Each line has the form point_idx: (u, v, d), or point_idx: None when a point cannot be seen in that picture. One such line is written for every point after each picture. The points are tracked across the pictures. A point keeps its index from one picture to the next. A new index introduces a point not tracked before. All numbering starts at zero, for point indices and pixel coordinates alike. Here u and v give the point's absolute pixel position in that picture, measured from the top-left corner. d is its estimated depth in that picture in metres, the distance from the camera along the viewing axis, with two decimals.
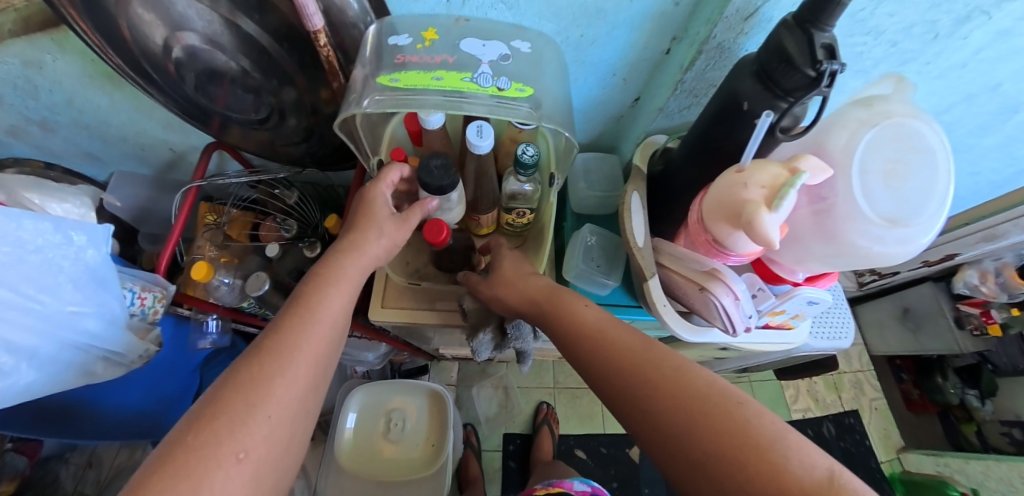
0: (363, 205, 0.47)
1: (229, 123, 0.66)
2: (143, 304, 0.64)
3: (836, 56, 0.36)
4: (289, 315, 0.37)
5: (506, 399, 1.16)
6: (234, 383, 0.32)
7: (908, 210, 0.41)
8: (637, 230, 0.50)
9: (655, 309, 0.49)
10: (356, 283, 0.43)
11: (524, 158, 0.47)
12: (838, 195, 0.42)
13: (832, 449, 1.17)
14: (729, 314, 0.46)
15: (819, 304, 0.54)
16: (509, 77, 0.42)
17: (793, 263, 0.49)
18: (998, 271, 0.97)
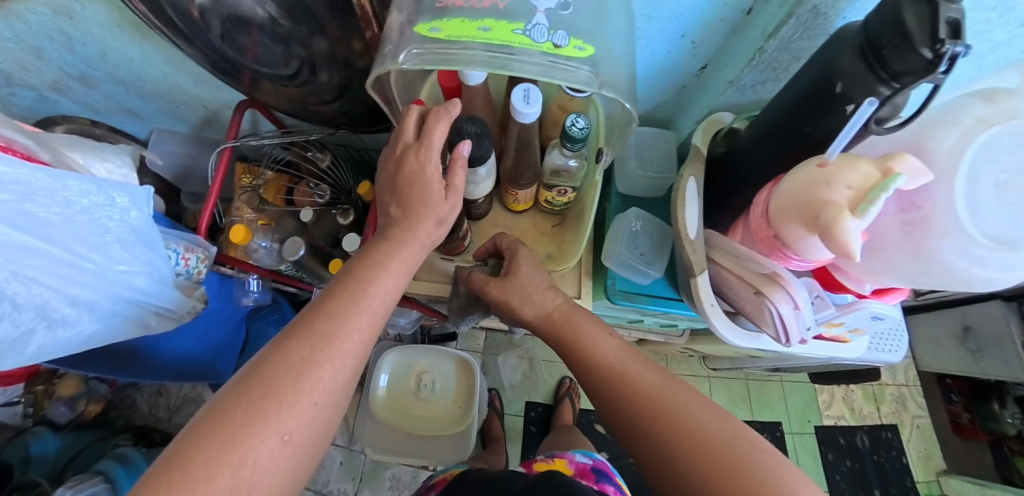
0: (411, 179, 0.41)
1: (259, 78, 0.67)
2: (187, 264, 0.68)
3: (962, 34, 0.29)
4: (337, 293, 0.36)
5: (531, 370, 1.16)
6: (282, 361, 0.31)
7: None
8: (691, 221, 0.47)
9: (702, 308, 0.46)
10: (412, 265, 0.42)
11: (574, 130, 0.43)
12: (937, 204, 0.35)
13: (864, 462, 1.13)
14: (786, 323, 0.42)
15: (880, 321, 0.49)
16: (568, 31, 0.36)
17: (864, 276, 0.44)
18: None
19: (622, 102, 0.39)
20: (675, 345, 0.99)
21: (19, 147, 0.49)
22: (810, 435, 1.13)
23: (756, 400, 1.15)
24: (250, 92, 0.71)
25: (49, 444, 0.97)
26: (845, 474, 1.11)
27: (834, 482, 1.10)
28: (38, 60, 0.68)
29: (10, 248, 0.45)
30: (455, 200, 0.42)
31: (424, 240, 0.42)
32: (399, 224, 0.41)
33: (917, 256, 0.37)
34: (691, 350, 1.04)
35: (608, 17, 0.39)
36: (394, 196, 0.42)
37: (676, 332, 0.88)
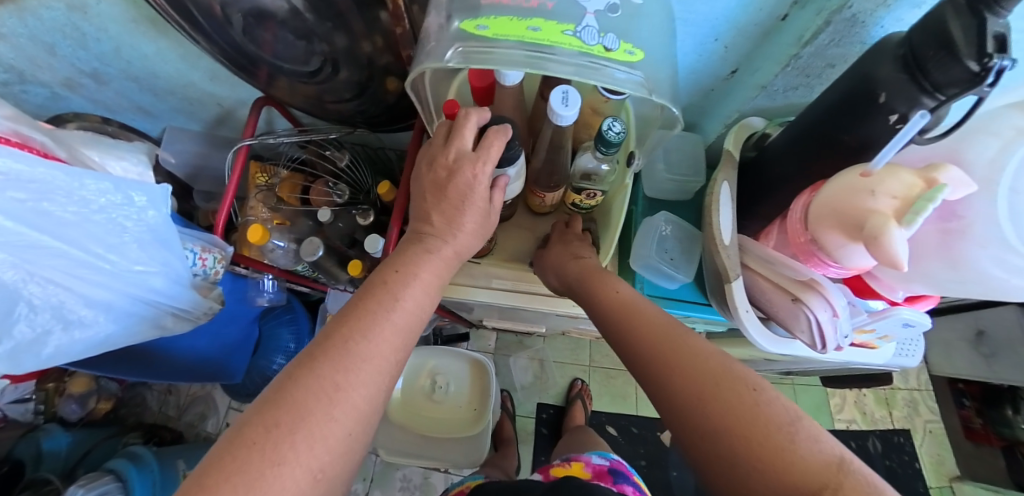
0: (456, 191, 0.41)
1: (276, 74, 0.66)
2: (204, 264, 0.67)
3: (1009, 49, 0.29)
4: (366, 310, 0.35)
5: (542, 371, 1.16)
6: (310, 384, 0.30)
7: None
8: (725, 226, 0.46)
9: (736, 314, 0.45)
10: (439, 280, 0.41)
11: (609, 135, 0.42)
12: (977, 214, 0.35)
13: (875, 466, 1.13)
14: (823, 329, 0.42)
15: (912, 329, 0.49)
16: (617, 34, 0.36)
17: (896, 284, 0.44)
18: None
19: (668, 107, 0.39)
20: None
21: (34, 145, 0.48)
22: None
23: None
24: (268, 89, 0.71)
25: (60, 440, 0.95)
26: None
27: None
28: (51, 56, 0.67)
29: (26, 247, 0.45)
30: (493, 220, 0.44)
31: (459, 249, 0.43)
32: (434, 236, 0.41)
33: (955, 266, 0.37)
34: None
35: (652, 21, 0.39)
36: (435, 203, 0.42)
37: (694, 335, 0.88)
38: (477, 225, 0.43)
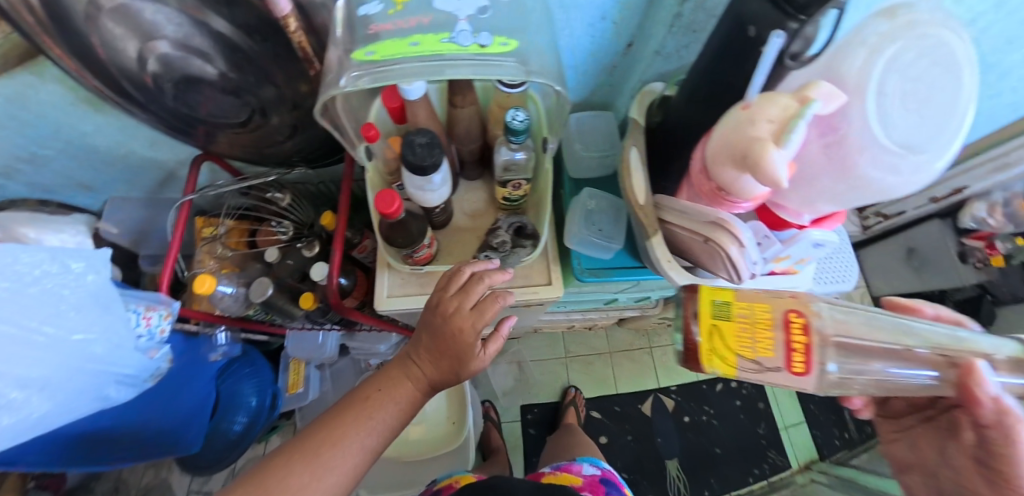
0: (443, 331, 0.45)
1: (214, 131, 0.66)
2: (150, 324, 0.62)
3: None
4: (348, 419, 0.42)
5: (522, 374, 1.15)
6: (288, 468, 0.39)
7: (930, 136, 0.37)
8: (640, 188, 0.49)
9: (660, 266, 0.48)
10: (414, 405, 0.47)
11: (514, 124, 0.46)
12: (851, 123, 0.39)
13: None
14: (736, 263, 0.45)
15: (821, 247, 0.53)
16: (491, 32, 0.39)
17: (805, 206, 0.47)
18: (1008, 202, 0.96)
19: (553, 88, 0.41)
20: (652, 317, 1.03)
21: None
22: None
23: None
24: (206, 145, 0.69)
25: None
26: None
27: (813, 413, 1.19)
28: None
29: None
30: (482, 363, 0.47)
31: (434, 383, 0.47)
32: (417, 365, 0.46)
33: (848, 177, 0.40)
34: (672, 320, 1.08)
35: (524, 14, 0.42)
36: (421, 337, 0.47)
37: (654, 302, 0.91)
38: (444, 380, 0.46)
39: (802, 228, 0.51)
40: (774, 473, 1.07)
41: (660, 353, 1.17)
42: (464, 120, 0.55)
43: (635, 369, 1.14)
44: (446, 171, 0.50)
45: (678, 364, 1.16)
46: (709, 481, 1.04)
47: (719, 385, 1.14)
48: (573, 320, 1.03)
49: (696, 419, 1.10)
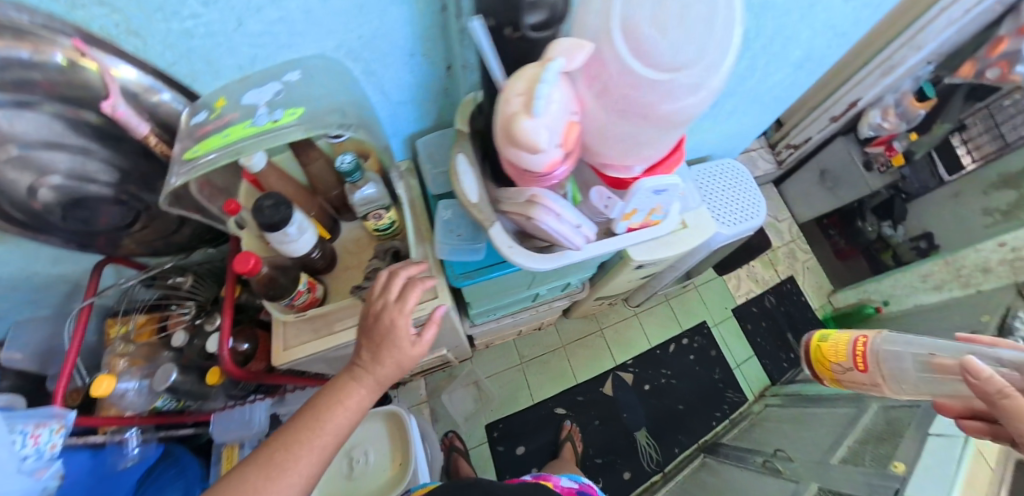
0: (380, 324, 0.47)
1: (117, 238, 0.67)
2: (37, 441, 0.53)
3: None
4: (299, 424, 0.42)
5: (481, 393, 1.04)
6: (240, 479, 0.38)
7: (701, 42, 0.32)
8: (471, 187, 0.48)
9: (504, 252, 0.47)
10: (366, 403, 0.46)
11: (343, 166, 0.51)
12: (610, 67, 0.35)
13: (777, 316, 1.32)
14: (561, 233, 0.45)
15: (677, 192, 0.51)
16: (285, 106, 0.45)
17: (626, 146, 0.43)
18: (897, 102, 1.21)
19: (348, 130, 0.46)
20: (588, 301, 1.06)
21: None
22: (730, 318, 1.29)
23: (681, 314, 1.27)
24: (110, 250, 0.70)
25: None
26: (763, 333, 1.28)
27: (757, 345, 1.26)
28: None
29: None
30: (421, 350, 0.49)
31: (383, 379, 0.47)
32: (362, 364, 0.46)
33: (637, 108, 0.36)
34: (615, 298, 1.13)
35: (315, 85, 0.48)
36: (362, 337, 0.48)
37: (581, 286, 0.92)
38: (390, 376, 0.47)
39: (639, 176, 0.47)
40: (733, 411, 1.15)
41: (612, 331, 1.20)
42: (321, 174, 0.59)
43: (590, 355, 1.14)
44: (304, 219, 0.53)
45: (629, 338, 1.20)
46: (677, 437, 1.08)
47: (671, 345, 1.21)
48: (520, 323, 1.02)
49: (656, 384, 1.14)
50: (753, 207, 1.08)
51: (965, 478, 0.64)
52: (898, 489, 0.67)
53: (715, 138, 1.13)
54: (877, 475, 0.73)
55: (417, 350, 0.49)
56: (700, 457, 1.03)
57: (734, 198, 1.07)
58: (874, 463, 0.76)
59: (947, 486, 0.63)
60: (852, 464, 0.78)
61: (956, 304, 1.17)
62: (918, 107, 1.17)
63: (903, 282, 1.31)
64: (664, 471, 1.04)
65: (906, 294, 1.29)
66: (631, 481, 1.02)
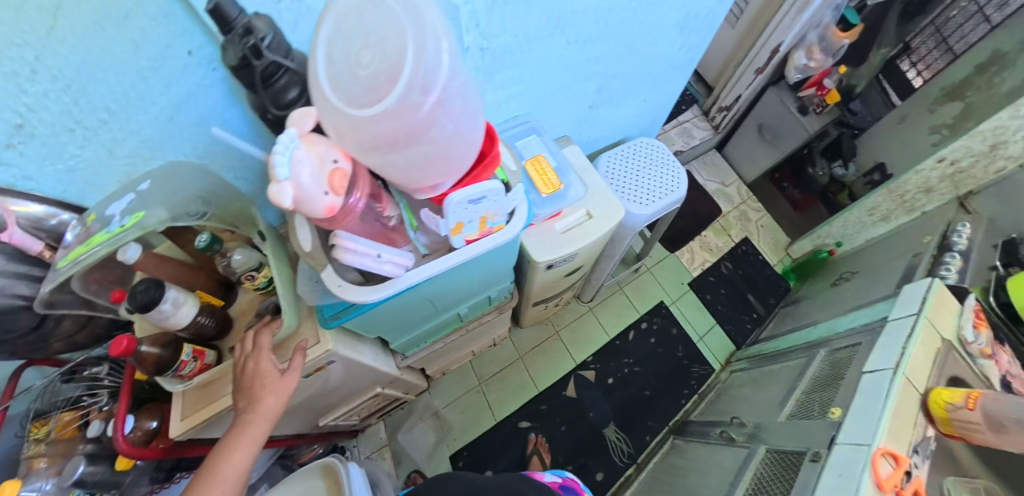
0: (246, 372, 0.52)
1: (35, 353, 0.62)
2: None
3: (253, 31, 0.42)
4: (198, 483, 0.46)
5: (442, 423, 1.05)
6: None
7: (384, 68, 0.36)
8: (303, 234, 0.49)
9: (335, 292, 0.50)
10: (258, 440, 0.51)
11: (199, 244, 0.55)
12: (339, 116, 0.41)
13: (736, 281, 1.32)
14: (367, 268, 0.48)
15: (493, 194, 0.50)
16: (133, 209, 0.48)
17: (424, 171, 0.45)
18: (821, 38, 1.32)
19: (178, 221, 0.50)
20: (530, 308, 1.07)
21: None
22: (687, 294, 1.28)
23: (636, 300, 1.26)
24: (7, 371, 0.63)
25: None
26: (723, 300, 1.28)
27: (719, 312, 1.27)
28: None
29: None
30: (297, 374, 0.54)
31: (271, 412, 0.52)
32: (243, 409, 0.51)
33: (383, 135, 0.39)
34: (560, 299, 1.13)
35: (168, 183, 0.53)
36: (236, 389, 0.52)
37: (508, 294, 0.93)
38: (274, 409, 0.52)
39: (451, 190, 0.49)
40: (701, 384, 1.16)
41: (568, 332, 1.20)
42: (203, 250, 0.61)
43: (549, 360, 1.15)
44: (180, 295, 0.54)
45: (585, 334, 1.20)
46: (647, 423, 1.10)
47: (630, 333, 1.21)
48: (466, 342, 1.03)
49: (619, 375, 1.15)
50: (673, 179, 1.09)
51: (892, 410, 0.65)
52: (833, 439, 0.68)
53: (624, 122, 1.16)
54: (819, 424, 0.73)
55: (290, 379, 0.54)
56: (671, 439, 1.05)
57: (652, 176, 1.08)
58: (819, 411, 0.77)
59: (874, 429, 0.64)
60: (800, 418, 0.79)
61: (902, 232, 1.17)
62: (840, 37, 1.29)
63: (852, 221, 1.31)
64: (637, 461, 1.06)
65: (857, 232, 1.29)
66: (604, 479, 1.03)
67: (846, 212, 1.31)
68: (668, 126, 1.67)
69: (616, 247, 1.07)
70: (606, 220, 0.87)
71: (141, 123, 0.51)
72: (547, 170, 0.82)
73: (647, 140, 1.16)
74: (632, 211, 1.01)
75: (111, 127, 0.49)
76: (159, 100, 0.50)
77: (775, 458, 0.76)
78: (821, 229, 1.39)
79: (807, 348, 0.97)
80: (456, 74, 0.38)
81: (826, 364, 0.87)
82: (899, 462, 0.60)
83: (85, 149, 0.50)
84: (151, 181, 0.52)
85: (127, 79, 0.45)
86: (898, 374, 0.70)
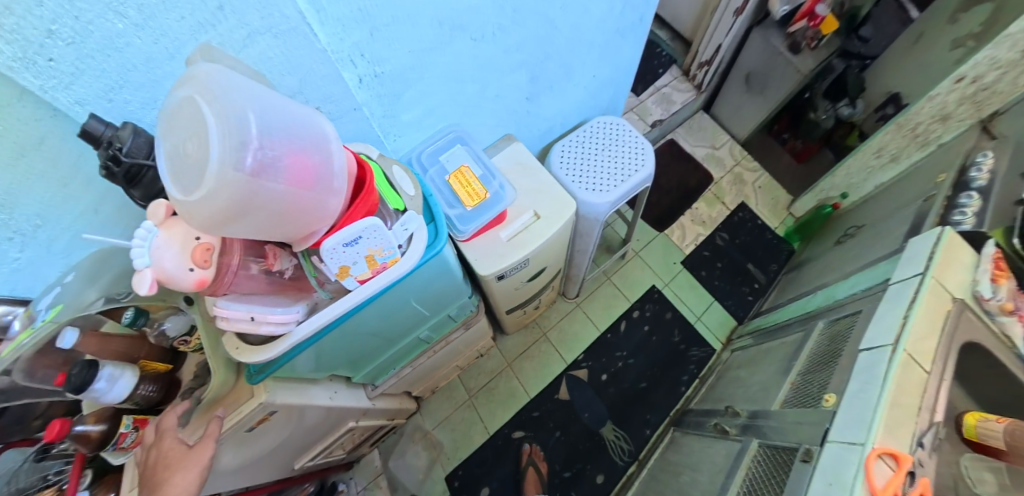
0: (153, 456, 0.50)
1: None
2: None
3: (117, 138, 0.41)
4: None
5: (435, 446, 1.11)
6: None
7: (193, 150, 0.37)
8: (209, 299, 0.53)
9: (230, 353, 0.51)
10: None
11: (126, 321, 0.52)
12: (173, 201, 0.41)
13: (731, 251, 1.36)
14: (247, 329, 0.49)
15: (369, 232, 0.50)
16: (54, 302, 0.47)
17: (277, 233, 0.46)
18: None
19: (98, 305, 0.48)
20: (509, 316, 1.06)
21: None
22: (680, 274, 1.31)
23: (625, 286, 1.29)
24: None
25: None
26: (720, 274, 1.33)
27: (715, 287, 1.31)
28: None
29: None
30: (206, 445, 0.51)
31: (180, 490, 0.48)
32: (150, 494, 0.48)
33: (216, 211, 0.38)
34: (539, 301, 1.11)
35: (101, 267, 0.50)
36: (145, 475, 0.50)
37: (472, 309, 0.90)
38: (186, 486, 0.49)
39: (326, 235, 0.49)
40: (700, 367, 1.20)
41: (555, 332, 1.23)
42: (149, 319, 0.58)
43: (538, 363, 1.19)
44: (116, 369, 0.51)
45: (574, 332, 1.23)
46: (645, 417, 1.14)
47: (622, 323, 1.24)
48: (443, 361, 1.01)
49: (611, 371, 1.19)
50: (637, 157, 1.01)
51: (891, 397, 0.56)
52: (826, 433, 0.60)
53: (574, 105, 1.10)
54: (812, 415, 0.66)
55: (201, 451, 0.50)
56: (670, 431, 1.08)
57: (612, 157, 1.01)
58: (815, 397, 0.70)
59: (868, 424, 0.56)
60: (795, 406, 0.73)
61: (912, 173, 1.04)
62: None
63: (857, 167, 1.18)
64: (638, 458, 1.10)
65: (863, 180, 1.18)
66: (606, 482, 1.08)
67: (845, 163, 1.20)
68: (645, 95, 1.57)
69: (586, 240, 1.05)
70: (555, 219, 0.86)
71: (76, 230, 0.52)
72: (472, 180, 0.81)
73: (606, 120, 1.07)
74: (590, 201, 0.95)
75: (50, 229, 0.49)
76: (82, 204, 0.51)
77: (767, 455, 0.71)
78: (822, 184, 1.29)
79: (805, 319, 0.94)
80: (275, 142, 0.40)
81: (823, 338, 0.82)
82: (900, 462, 0.51)
83: (26, 252, 0.49)
84: (78, 272, 0.49)
85: (51, 192, 0.47)
86: (897, 350, 0.60)
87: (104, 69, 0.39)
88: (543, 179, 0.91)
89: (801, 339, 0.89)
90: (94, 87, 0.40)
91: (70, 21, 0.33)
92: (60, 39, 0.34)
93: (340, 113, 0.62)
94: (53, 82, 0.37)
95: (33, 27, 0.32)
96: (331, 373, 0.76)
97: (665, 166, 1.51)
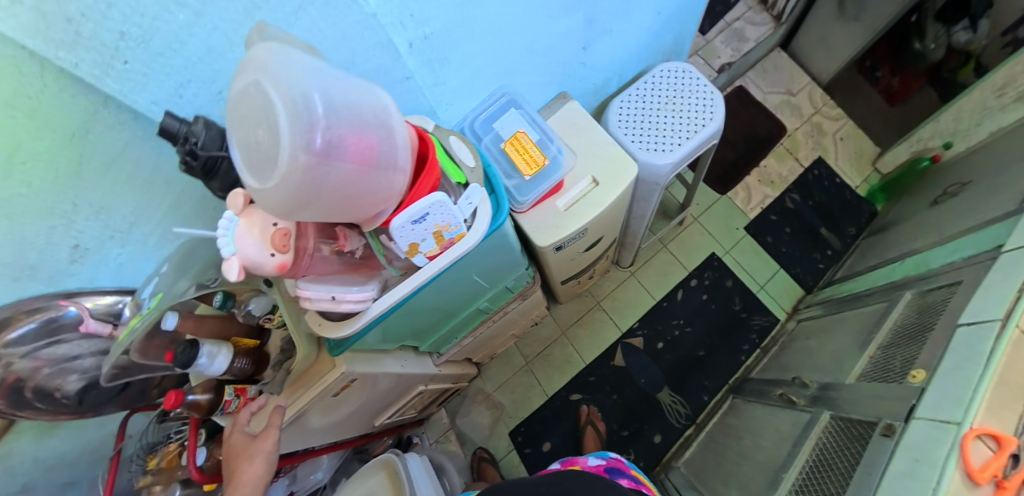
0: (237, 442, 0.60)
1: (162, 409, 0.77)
2: None
3: (183, 133, 0.41)
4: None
5: (495, 407, 1.18)
6: None
7: (259, 136, 0.36)
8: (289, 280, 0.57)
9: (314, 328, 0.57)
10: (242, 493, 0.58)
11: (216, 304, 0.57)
12: None
13: (804, 211, 1.27)
14: (328, 308, 0.53)
15: (436, 208, 0.51)
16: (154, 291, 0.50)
17: (342, 213, 0.47)
18: None
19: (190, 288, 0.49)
20: (566, 285, 1.07)
21: None
22: (742, 240, 1.24)
23: (681, 251, 1.24)
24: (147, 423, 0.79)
25: None
26: (789, 237, 1.24)
27: (781, 254, 1.23)
28: None
29: None
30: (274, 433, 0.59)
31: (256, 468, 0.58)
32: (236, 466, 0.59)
33: (287, 196, 0.39)
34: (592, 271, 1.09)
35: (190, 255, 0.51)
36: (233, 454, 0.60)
37: (527, 281, 0.91)
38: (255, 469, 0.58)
39: (393, 214, 0.50)
40: (763, 337, 1.16)
41: (609, 299, 1.22)
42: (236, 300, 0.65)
43: (592, 331, 1.20)
44: (214, 347, 0.59)
45: (629, 298, 1.22)
46: (702, 383, 1.13)
47: (679, 291, 1.21)
48: (499, 330, 1.05)
49: (668, 339, 1.17)
50: (705, 109, 0.92)
51: (1002, 379, 0.50)
52: (912, 411, 0.56)
53: (629, 51, 1.00)
54: (895, 389, 0.62)
55: (262, 441, 0.58)
56: (729, 398, 1.06)
57: (677, 111, 0.94)
58: (899, 372, 0.65)
59: (966, 403, 0.50)
60: (875, 380, 0.69)
61: None
62: None
63: (970, 108, 1.02)
64: (695, 421, 1.10)
65: (976, 125, 1.02)
66: (663, 441, 1.10)
67: (958, 100, 1.05)
68: (712, 33, 1.38)
69: (645, 206, 0.99)
70: (613, 184, 0.82)
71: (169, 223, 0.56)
72: (528, 146, 0.78)
73: (669, 67, 0.98)
74: (652, 162, 0.89)
75: (146, 226, 0.54)
76: (172, 200, 0.54)
77: (839, 426, 0.69)
78: (921, 126, 1.14)
79: (888, 290, 0.86)
80: (336, 120, 0.39)
81: (912, 310, 0.74)
82: (1003, 444, 0.45)
83: (127, 248, 0.54)
84: (171, 262, 0.51)
85: (146, 191, 0.50)
86: (1007, 326, 0.52)
87: (171, 66, 0.38)
88: (597, 140, 0.86)
89: (883, 308, 0.83)
90: (164, 87, 0.40)
91: (137, 20, 0.33)
92: (130, 40, 0.34)
93: (393, 85, 0.60)
94: (130, 86, 0.38)
95: (104, 30, 0.32)
96: (401, 343, 0.81)
97: (731, 117, 1.38)
